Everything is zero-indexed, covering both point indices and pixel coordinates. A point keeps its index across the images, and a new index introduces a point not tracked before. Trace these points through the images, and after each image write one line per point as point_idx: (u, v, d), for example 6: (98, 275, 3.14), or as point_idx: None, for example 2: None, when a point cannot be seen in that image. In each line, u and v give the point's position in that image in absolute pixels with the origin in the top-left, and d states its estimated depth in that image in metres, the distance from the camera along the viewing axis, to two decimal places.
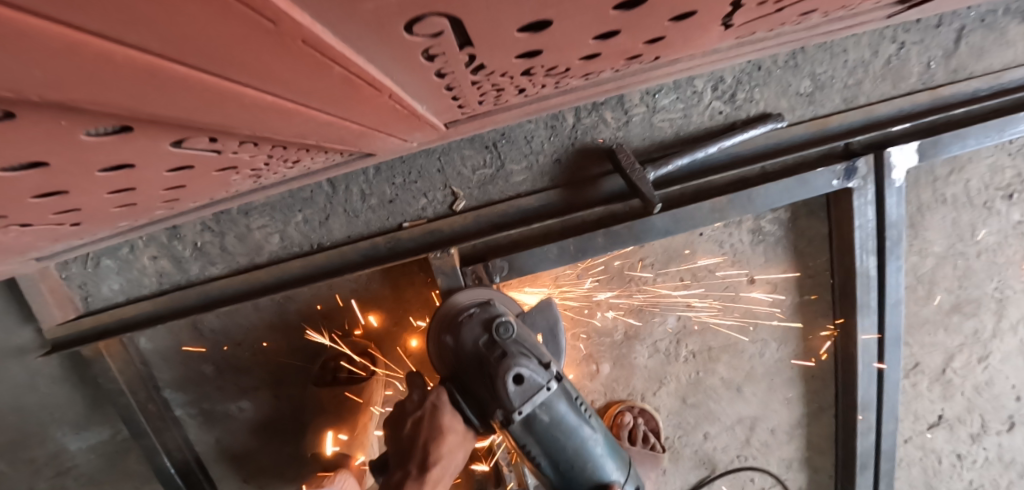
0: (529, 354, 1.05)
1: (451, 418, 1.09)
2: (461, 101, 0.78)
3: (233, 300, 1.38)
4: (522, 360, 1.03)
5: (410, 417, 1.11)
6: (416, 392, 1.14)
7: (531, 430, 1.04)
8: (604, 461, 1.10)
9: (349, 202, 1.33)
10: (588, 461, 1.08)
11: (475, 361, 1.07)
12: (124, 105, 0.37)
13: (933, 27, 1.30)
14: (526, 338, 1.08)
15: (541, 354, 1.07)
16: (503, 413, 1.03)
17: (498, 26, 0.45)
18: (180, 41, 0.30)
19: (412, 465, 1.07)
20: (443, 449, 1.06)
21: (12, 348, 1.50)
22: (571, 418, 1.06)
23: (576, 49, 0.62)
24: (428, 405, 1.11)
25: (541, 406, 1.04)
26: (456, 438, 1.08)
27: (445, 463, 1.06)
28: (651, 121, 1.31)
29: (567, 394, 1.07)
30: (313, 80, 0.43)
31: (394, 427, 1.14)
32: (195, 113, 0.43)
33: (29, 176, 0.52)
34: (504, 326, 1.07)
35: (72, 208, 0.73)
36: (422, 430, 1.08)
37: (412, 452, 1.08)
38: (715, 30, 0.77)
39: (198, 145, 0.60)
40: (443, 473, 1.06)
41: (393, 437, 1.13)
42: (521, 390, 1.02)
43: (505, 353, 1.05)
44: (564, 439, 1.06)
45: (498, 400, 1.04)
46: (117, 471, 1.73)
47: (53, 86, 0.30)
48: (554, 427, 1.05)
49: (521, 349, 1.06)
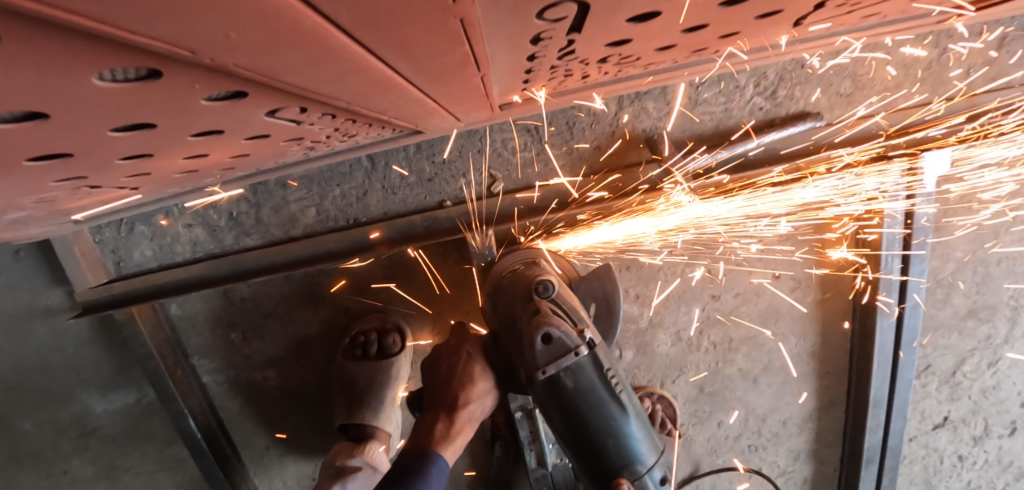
0: (563, 317, 1.07)
1: (481, 369, 1.17)
2: (528, 84, 0.79)
3: (269, 271, 1.39)
4: (553, 321, 1.04)
5: (445, 360, 1.19)
6: (454, 339, 1.22)
7: (553, 394, 1.05)
8: (626, 442, 1.08)
9: (388, 179, 1.35)
10: (611, 437, 1.07)
11: (508, 315, 1.10)
12: (269, 73, 0.38)
13: (976, 34, 1.32)
14: (565, 300, 1.10)
15: (577, 319, 1.09)
16: (529, 369, 1.06)
17: (615, 14, 0.47)
18: (360, 16, 0.31)
19: (443, 406, 1.17)
20: (472, 395, 1.15)
21: (41, 309, 1.53)
22: (598, 389, 1.06)
23: (661, 39, 0.64)
24: (462, 354, 1.18)
25: (567, 370, 1.05)
26: (485, 386, 1.16)
27: (473, 407, 1.16)
28: (691, 114, 1.32)
29: (598, 365, 1.07)
30: (436, 58, 0.45)
31: (431, 366, 1.23)
32: (319, 83, 0.44)
33: (130, 138, 0.52)
34: (544, 285, 1.08)
35: (144, 172, 0.75)
36: (455, 375, 1.17)
37: (441, 396, 1.17)
38: (786, 28, 0.78)
39: (287, 115, 0.60)
40: (472, 415, 1.17)
41: (428, 376, 1.23)
42: (547, 349, 1.04)
43: (538, 311, 1.07)
44: (587, 408, 1.05)
45: (523, 357, 1.06)
46: (141, 434, 1.76)
47: (228, 51, 0.31)
48: (579, 395, 1.05)
49: (555, 310, 1.07)
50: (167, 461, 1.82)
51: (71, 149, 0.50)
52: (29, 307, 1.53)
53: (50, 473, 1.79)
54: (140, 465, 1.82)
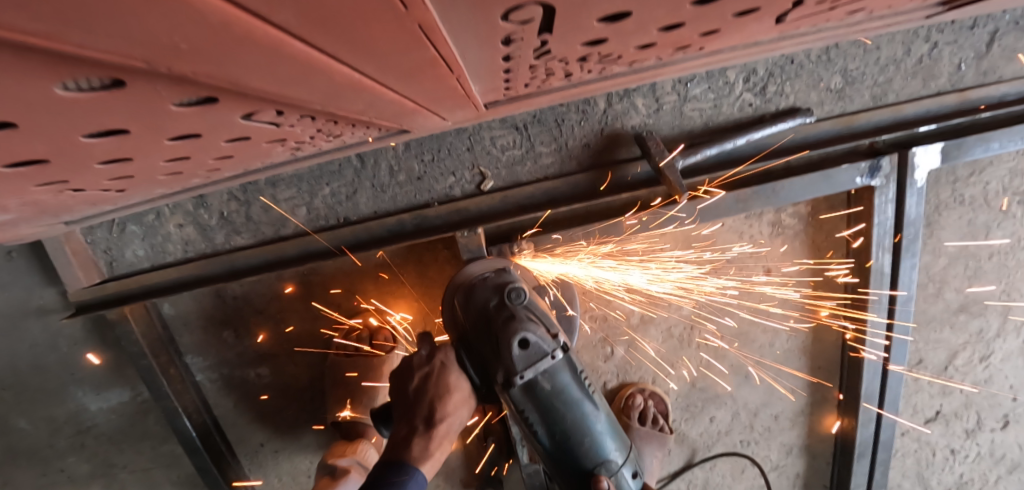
0: (538, 322, 1.06)
1: (456, 377, 1.10)
2: (510, 83, 0.78)
3: (260, 269, 1.40)
4: (529, 326, 1.03)
5: (416, 373, 1.11)
6: (424, 348, 1.14)
7: (531, 397, 1.05)
8: (600, 439, 1.10)
9: (377, 177, 1.35)
10: (587, 436, 1.09)
11: (482, 320, 1.08)
12: (232, 79, 0.38)
13: (967, 28, 1.31)
14: (537, 307, 1.08)
15: (549, 324, 1.08)
16: (506, 375, 1.04)
17: (584, 16, 0.47)
18: (313, 22, 0.31)
19: (420, 420, 1.09)
20: (449, 408, 1.08)
21: (33, 308, 1.54)
22: (572, 389, 1.08)
23: (638, 38, 0.64)
24: (435, 363, 1.11)
25: (543, 374, 1.05)
26: (460, 398, 1.09)
27: (451, 420, 1.09)
28: (681, 110, 1.32)
29: (572, 367, 1.09)
30: (404, 60, 0.45)
31: (399, 379, 1.14)
32: (286, 88, 0.44)
33: (105, 143, 0.53)
34: (516, 291, 1.08)
35: (126, 174, 0.75)
36: (430, 387, 1.09)
37: (416, 409, 1.09)
38: (767, 24, 0.78)
39: (264, 118, 0.60)
40: (449, 430, 1.09)
41: (397, 389, 1.14)
42: (525, 354, 1.03)
43: (513, 316, 1.05)
44: (563, 409, 1.07)
45: (500, 362, 1.04)
46: (136, 432, 1.77)
47: (185, 60, 0.32)
48: (556, 396, 1.06)
49: (530, 315, 1.06)
50: (163, 459, 1.83)
51: (45, 155, 0.50)
52: (21, 308, 1.54)
53: (46, 470, 1.80)
54: (136, 462, 1.83)
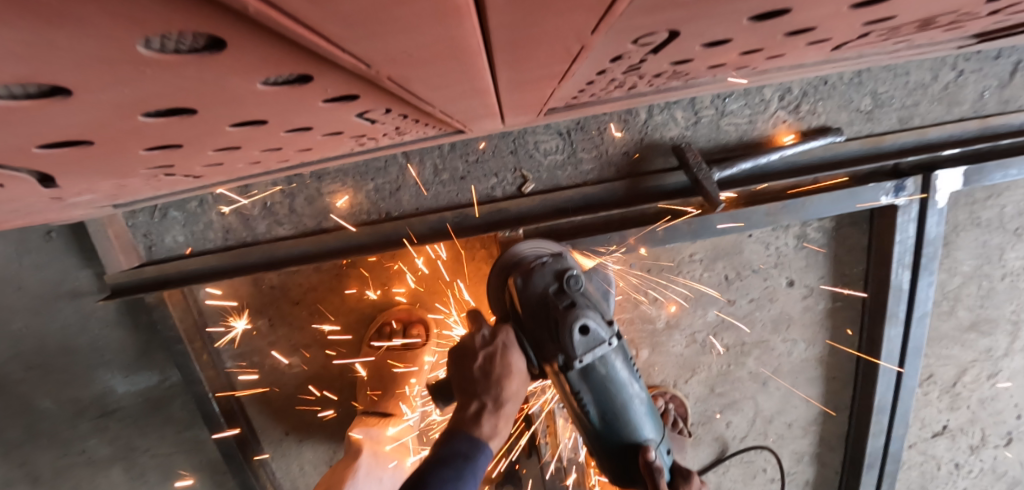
0: (593, 309, 1.13)
1: (516, 358, 1.14)
2: (581, 93, 0.84)
3: (301, 260, 1.44)
4: (589, 313, 1.10)
5: (481, 352, 1.14)
6: (487, 328, 1.18)
7: (587, 377, 1.11)
8: (643, 420, 1.16)
9: (421, 175, 1.40)
10: (633, 418, 1.14)
11: (543, 305, 1.13)
12: (402, 82, 0.43)
13: (991, 58, 1.38)
14: (591, 295, 1.17)
15: (603, 311, 1.15)
16: (565, 358, 1.09)
17: (696, 40, 0.52)
18: (513, 40, 0.36)
19: (488, 398, 1.11)
20: (512, 389, 1.12)
21: (71, 290, 1.57)
22: (622, 374, 1.14)
23: (718, 59, 0.69)
24: (498, 343, 1.14)
25: (599, 358, 1.11)
26: (522, 378, 1.14)
27: (514, 401, 1.13)
28: (717, 124, 1.37)
29: (622, 351, 1.15)
30: (536, 72, 0.50)
31: (460, 359, 1.17)
32: (431, 90, 0.49)
33: (237, 132, 0.57)
34: (574, 278, 1.15)
35: (216, 163, 0.79)
36: (495, 367, 1.12)
37: (486, 387, 1.11)
38: (825, 50, 0.83)
39: (372, 115, 0.65)
40: (512, 410, 1.13)
41: (459, 367, 1.16)
42: (585, 338, 1.09)
43: (573, 303, 1.12)
44: (614, 392, 1.12)
45: (560, 346, 1.10)
46: (161, 417, 1.80)
47: (395, 66, 0.36)
48: (609, 379, 1.12)
49: (587, 303, 1.13)
50: (185, 444, 1.86)
51: (182, 141, 0.54)
52: (57, 288, 1.57)
53: (67, 452, 1.82)
54: (158, 446, 1.86)
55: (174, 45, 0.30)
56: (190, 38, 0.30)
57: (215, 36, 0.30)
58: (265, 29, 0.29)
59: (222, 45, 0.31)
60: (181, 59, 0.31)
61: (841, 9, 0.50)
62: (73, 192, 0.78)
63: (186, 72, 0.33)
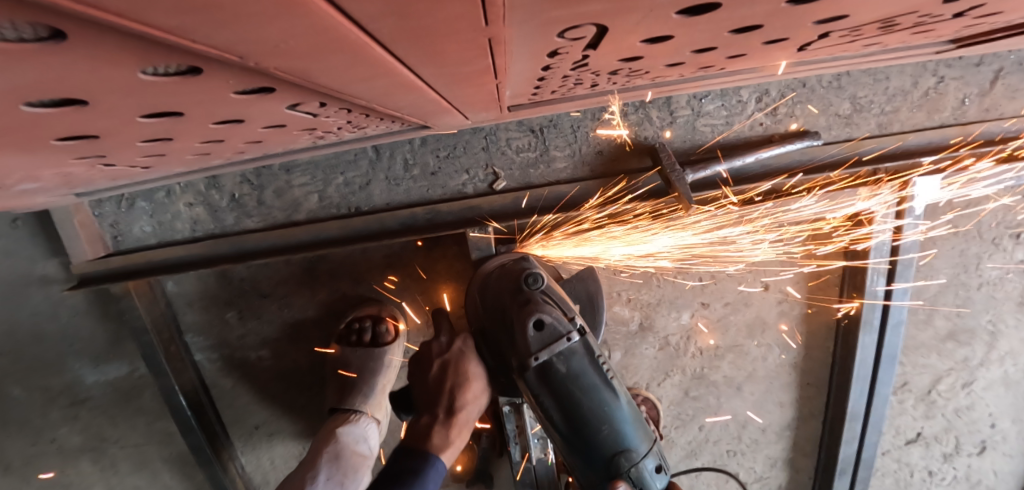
0: (554, 305, 1.12)
1: (472, 367, 1.22)
2: (538, 89, 0.82)
3: (269, 253, 1.39)
4: (544, 308, 1.10)
5: (436, 360, 1.24)
6: (446, 337, 1.27)
7: (547, 379, 1.09)
8: (620, 427, 1.12)
9: (392, 170, 1.38)
10: (606, 423, 1.11)
11: (501, 304, 1.15)
12: (305, 75, 0.41)
13: (973, 65, 1.36)
14: (554, 292, 1.14)
15: (566, 308, 1.13)
16: (522, 357, 1.09)
17: (632, 35, 0.50)
18: (404, 33, 0.34)
19: (440, 409, 1.21)
20: (465, 400, 1.20)
21: (37, 278, 1.54)
22: (591, 374, 1.10)
23: (673, 56, 0.67)
24: (452, 352, 1.23)
25: (559, 356, 1.09)
26: (478, 387, 1.22)
27: (469, 410, 1.21)
28: (693, 124, 1.36)
29: (589, 352, 1.11)
30: (459, 66, 0.48)
31: (421, 369, 1.27)
32: (350, 84, 0.48)
33: (157, 124, 0.54)
34: (533, 277, 1.14)
35: (157, 153, 0.75)
36: (447, 376, 1.21)
37: (438, 399, 1.21)
38: (790, 51, 0.82)
39: (307, 108, 0.63)
40: (467, 418, 1.21)
41: (421, 378, 1.26)
42: (540, 336, 1.09)
43: (530, 300, 1.12)
44: (581, 395, 1.09)
45: (516, 346, 1.10)
46: (130, 408, 1.77)
47: (277, 58, 0.34)
48: (572, 380, 1.09)
49: (546, 299, 1.12)
50: (155, 436, 1.83)
51: (97, 132, 0.52)
52: (24, 276, 1.54)
53: (36, 441, 1.80)
54: (128, 438, 1.83)
55: (14, 34, 0.28)
56: (28, 27, 0.27)
57: (54, 25, 0.27)
58: (101, 25, 0.26)
59: (68, 35, 0.28)
60: (28, 48, 0.29)
61: (781, 6, 0.48)
62: (10, 180, 0.75)
63: (45, 61, 0.31)
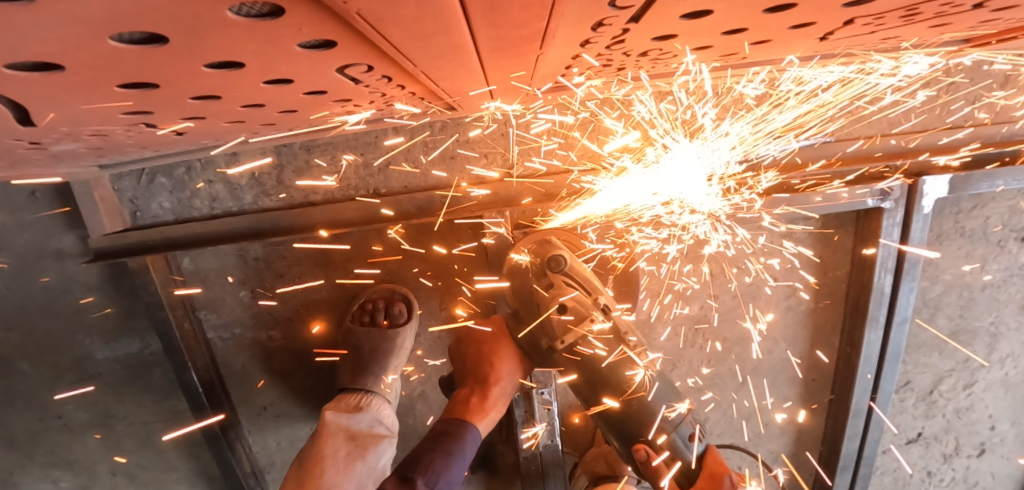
0: (578, 288, 1.18)
1: (506, 346, 1.31)
2: (568, 69, 0.85)
3: (286, 233, 1.42)
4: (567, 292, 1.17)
5: (473, 340, 1.34)
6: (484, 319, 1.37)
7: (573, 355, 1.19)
8: (649, 398, 1.20)
9: (411, 152, 1.40)
10: (634, 395, 1.20)
11: (524, 290, 1.22)
12: (376, 22, 0.44)
13: (983, 68, 1.38)
14: (579, 274, 1.19)
15: (591, 288, 1.19)
16: (549, 339, 1.19)
17: (673, 6, 0.53)
18: None
19: (475, 382, 1.31)
20: (501, 374, 1.30)
21: (51, 251, 1.56)
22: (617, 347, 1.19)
23: (704, 38, 0.70)
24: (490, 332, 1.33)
25: (586, 336, 1.17)
26: (512, 364, 1.30)
27: (504, 384, 1.29)
28: (709, 118, 1.38)
29: (615, 329, 1.19)
30: (511, 28, 0.51)
31: (459, 349, 1.37)
32: (409, 41, 0.50)
33: (215, 77, 0.56)
34: (556, 260, 1.18)
35: (197, 117, 0.77)
36: (483, 352, 1.31)
37: (475, 370, 1.31)
38: (813, 41, 0.85)
39: (353, 73, 0.65)
40: (502, 392, 1.30)
41: (459, 357, 1.36)
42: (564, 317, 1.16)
43: (552, 283, 1.19)
44: (607, 368, 1.19)
45: (543, 330, 1.19)
46: (139, 385, 1.78)
47: None
48: (597, 356, 1.18)
49: (569, 281, 1.18)
50: (161, 414, 1.84)
51: (159, 81, 0.54)
52: (40, 248, 1.56)
53: (43, 416, 1.80)
54: (134, 415, 1.83)
55: None
56: None
57: None
58: None
59: None
60: None
61: None
62: (52, 138, 0.77)
63: None
